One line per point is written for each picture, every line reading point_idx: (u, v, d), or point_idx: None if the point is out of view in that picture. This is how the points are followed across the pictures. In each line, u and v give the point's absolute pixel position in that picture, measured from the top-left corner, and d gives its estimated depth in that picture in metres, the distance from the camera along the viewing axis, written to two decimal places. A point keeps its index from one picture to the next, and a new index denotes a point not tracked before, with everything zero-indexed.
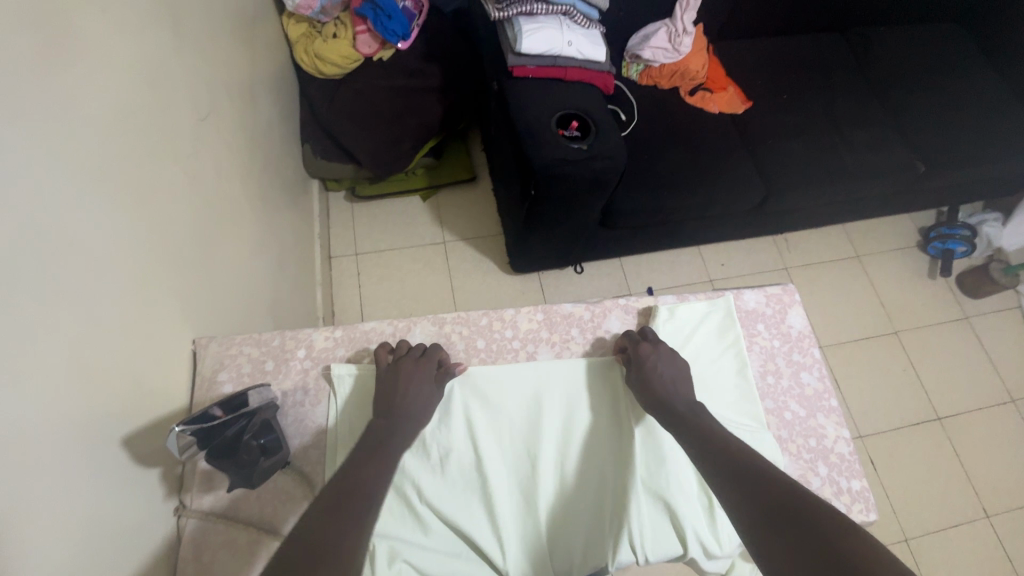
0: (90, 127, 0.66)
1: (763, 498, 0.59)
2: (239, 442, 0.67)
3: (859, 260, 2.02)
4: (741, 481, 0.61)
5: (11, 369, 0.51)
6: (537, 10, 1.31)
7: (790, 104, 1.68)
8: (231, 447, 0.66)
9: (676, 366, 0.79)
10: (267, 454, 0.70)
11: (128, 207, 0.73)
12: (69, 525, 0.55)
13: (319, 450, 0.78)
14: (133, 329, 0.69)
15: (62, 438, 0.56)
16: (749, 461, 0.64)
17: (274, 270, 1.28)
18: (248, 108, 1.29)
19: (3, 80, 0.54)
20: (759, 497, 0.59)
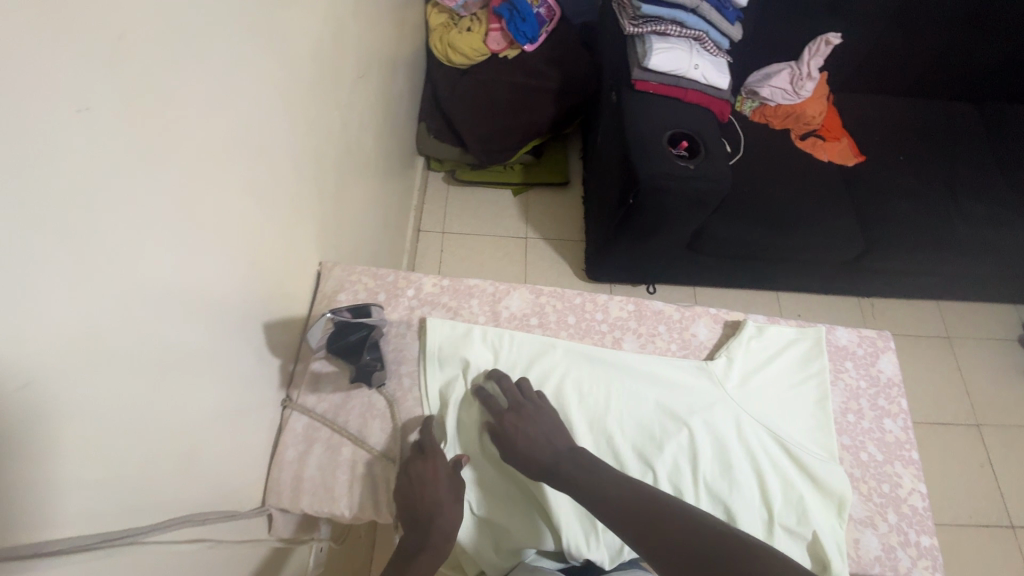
0: (295, 59, 0.78)
1: (635, 515, 0.62)
2: (357, 346, 0.80)
3: (949, 341, 1.91)
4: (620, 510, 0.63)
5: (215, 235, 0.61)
6: (671, 31, 1.37)
7: (906, 166, 1.64)
8: (349, 349, 0.79)
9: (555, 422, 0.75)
10: (373, 364, 0.80)
11: (303, 133, 0.84)
12: (219, 380, 0.65)
13: (410, 380, 0.84)
14: (286, 236, 0.80)
15: (228, 306, 0.66)
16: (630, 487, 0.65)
17: (379, 225, 1.40)
18: (390, 77, 1.43)
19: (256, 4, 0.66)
20: (628, 515, 0.62)
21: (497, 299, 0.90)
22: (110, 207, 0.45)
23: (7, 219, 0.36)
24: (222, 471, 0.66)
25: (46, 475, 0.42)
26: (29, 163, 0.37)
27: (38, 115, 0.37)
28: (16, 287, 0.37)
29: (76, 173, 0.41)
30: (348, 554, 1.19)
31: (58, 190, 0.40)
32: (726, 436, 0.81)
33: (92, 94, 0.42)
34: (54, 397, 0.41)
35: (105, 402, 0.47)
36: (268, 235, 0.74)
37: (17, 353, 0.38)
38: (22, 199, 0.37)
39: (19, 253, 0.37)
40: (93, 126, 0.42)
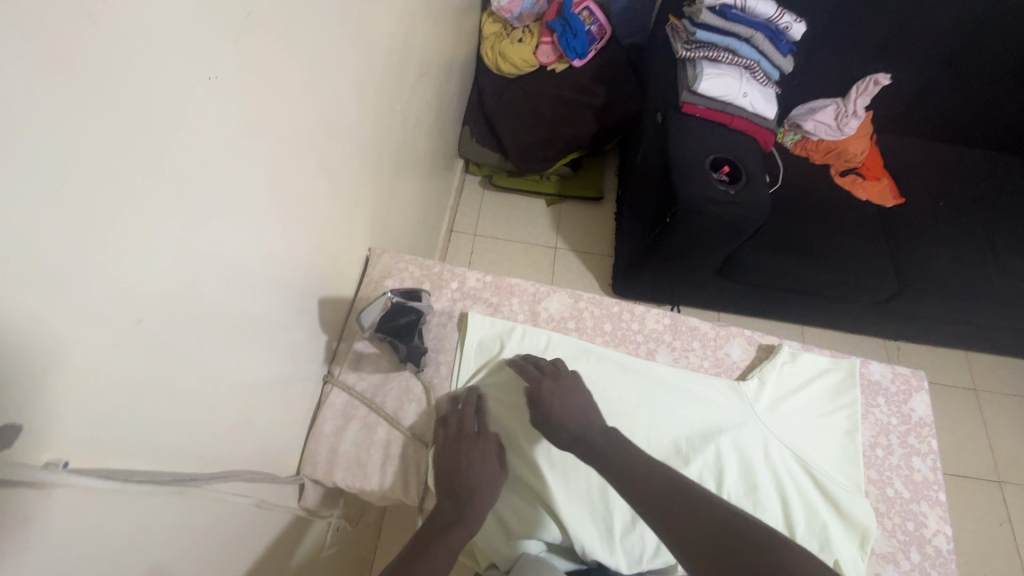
0: (373, 52, 0.82)
1: (656, 496, 0.62)
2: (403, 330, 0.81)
3: (974, 393, 1.88)
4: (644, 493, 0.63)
5: (289, 210, 0.65)
6: (723, 58, 1.40)
7: (946, 211, 1.63)
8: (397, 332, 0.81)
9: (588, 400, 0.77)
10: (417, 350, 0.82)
11: (371, 123, 0.88)
12: (275, 348, 0.68)
13: (447, 369, 0.86)
14: (345, 219, 0.83)
15: (291, 278, 0.69)
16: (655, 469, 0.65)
17: (420, 221, 1.43)
18: (444, 79, 1.47)
19: None
20: (651, 496, 0.62)
21: (537, 300, 0.93)
22: (218, 170, 0.49)
23: (144, 170, 0.40)
24: (269, 434, 0.69)
25: (142, 410, 0.45)
26: (167, 121, 0.41)
27: (177, 77, 0.41)
28: (143, 233, 0.41)
29: (198, 135, 0.45)
30: (357, 538, 1.21)
31: (182, 148, 0.43)
32: (753, 458, 0.81)
33: (220, 64, 0.46)
34: (155, 339, 0.45)
35: (190, 351, 0.50)
36: (332, 216, 0.78)
37: (135, 294, 0.41)
38: (157, 153, 0.41)
39: (151, 202, 0.41)
40: (216, 93, 0.46)
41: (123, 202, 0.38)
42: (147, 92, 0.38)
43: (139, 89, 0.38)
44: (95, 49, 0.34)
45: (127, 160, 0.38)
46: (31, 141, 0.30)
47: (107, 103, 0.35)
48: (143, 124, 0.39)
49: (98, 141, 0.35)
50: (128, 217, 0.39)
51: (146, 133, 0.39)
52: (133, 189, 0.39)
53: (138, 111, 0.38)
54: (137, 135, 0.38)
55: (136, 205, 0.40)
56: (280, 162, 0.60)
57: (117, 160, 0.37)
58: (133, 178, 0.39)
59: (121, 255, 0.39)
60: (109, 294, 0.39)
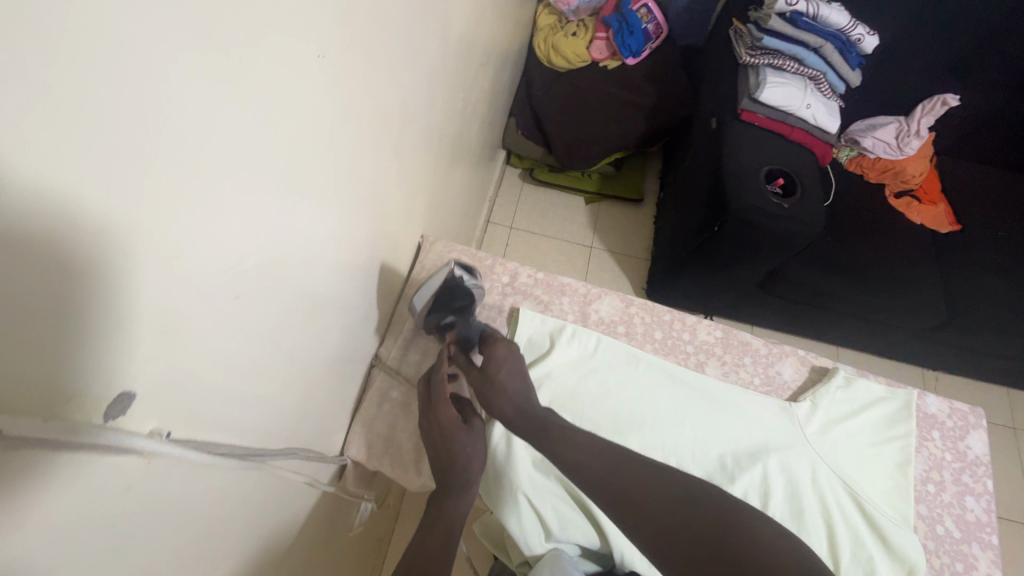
0: (447, 38, 0.81)
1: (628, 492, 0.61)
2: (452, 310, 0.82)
3: (1014, 432, 1.81)
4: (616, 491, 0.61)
5: (362, 193, 0.64)
6: (787, 66, 1.36)
7: (1007, 242, 1.56)
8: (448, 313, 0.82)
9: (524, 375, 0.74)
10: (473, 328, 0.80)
11: (438, 110, 0.87)
12: (335, 329, 0.68)
13: None
14: (406, 205, 0.82)
15: (356, 261, 0.69)
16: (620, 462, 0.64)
17: (464, 211, 1.43)
18: (499, 68, 1.45)
19: None
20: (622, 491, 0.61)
21: (588, 301, 0.92)
22: (311, 149, 0.49)
23: (252, 145, 0.40)
24: (322, 413, 0.70)
25: (225, 383, 0.46)
26: (275, 98, 0.41)
27: (290, 55, 0.41)
28: (245, 207, 0.41)
29: (298, 112, 0.45)
30: (380, 520, 1.22)
31: (284, 126, 0.43)
32: (801, 481, 0.79)
33: (325, 42, 0.45)
34: (245, 314, 0.45)
35: (269, 326, 0.50)
36: (396, 202, 0.78)
37: (232, 268, 0.42)
38: (264, 129, 0.41)
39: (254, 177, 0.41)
40: (319, 72, 0.46)
41: (232, 175, 0.38)
42: (264, 67, 0.38)
43: (260, 64, 0.38)
44: (230, 21, 0.33)
45: (241, 134, 0.38)
46: (166, 111, 0.30)
47: (230, 76, 0.35)
48: (255, 99, 0.38)
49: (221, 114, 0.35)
50: (235, 191, 0.39)
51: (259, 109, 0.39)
52: (242, 163, 0.39)
53: (255, 86, 0.38)
54: (251, 109, 0.38)
55: (242, 180, 0.40)
56: (360, 144, 0.60)
57: (229, 134, 0.37)
58: (243, 151, 0.39)
59: (225, 228, 0.39)
60: (212, 267, 0.39)
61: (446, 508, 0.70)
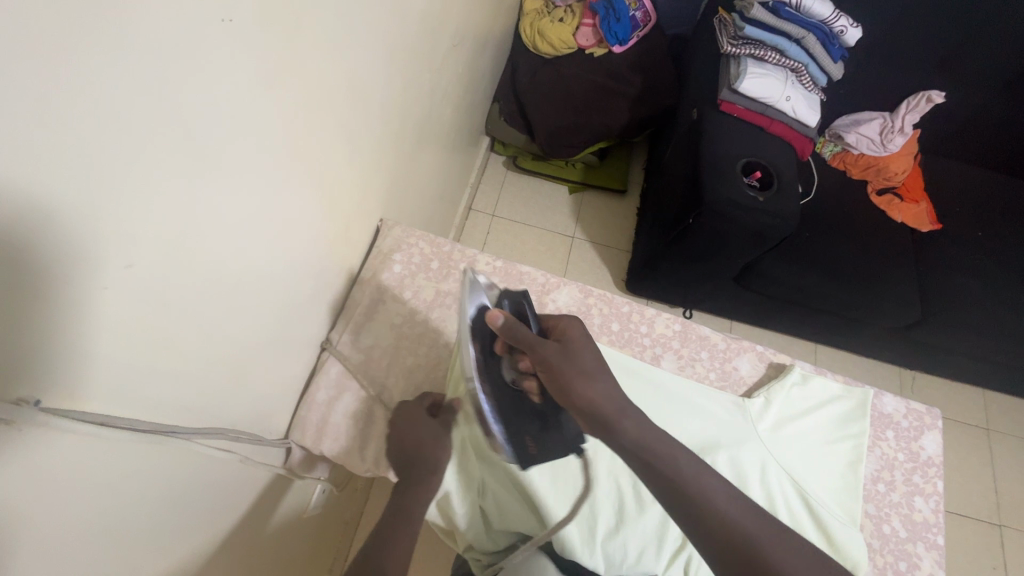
0: (405, 15, 0.78)
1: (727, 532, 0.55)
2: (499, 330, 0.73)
3: (986, 433, 1.82)
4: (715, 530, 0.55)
5: (298, 173, 0.62)
6: (769, 57, 1.33)
7: (985, 242, 1.55)
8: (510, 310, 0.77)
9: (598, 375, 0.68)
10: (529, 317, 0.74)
11: (397, 91, 0.85)
12: (273, 313, 0.66)
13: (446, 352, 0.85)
14: (359, 187, 0.81)
15: (297, 245, 0.67)
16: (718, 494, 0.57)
17: (437, 196, 1.41)
18: (478, 51, 1.42)
19: None
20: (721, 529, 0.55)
21: (546, 290, 0.90)
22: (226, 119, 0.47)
23: (144, 108, 0.38)
24: (262, 393, 0.69)
25: (127, 356, 0.44)
26: (171, 60, 0.39)
27: (189, 15, 0.39)
28: (139, 173, 0.39)
29: (205, 78, 0.43)
30: (343, 504, 1.22)
31: (187, 91, 0.41)
32: (748, 477, 0.79)
33: (236, 7, 0.43)
34: (147, 284, 0.43)
35: (183, 301, 0.49)
36: (346, 181, 0.76)
37: (126, 236, 0.40)
38: (160, 94, 0.39)
39: (150, 141, 0.39)
40: (231, 37, 0.44)
41: (121, 138, 0.36)
42: (155, 31, 0.36)
43: (150, 21, 0.36)
44: None
45: (129, 96, 0.36)
46: (29, 69, 0.29)
47: (112, 38, 0.33)
48: (147, 64, 0.37)
49: (99, 73, 0.33)
50: (125, 154, 0.37)
51: (152, 70, 0.37)
52: (134, 127, 0.37)
53: (145, 45, 0.36)
54: (140, 70, 0.36)
55: (134, 143, 0.38)
56: (293, 122, 0.58)
57: (118, 98, 0.35)
58: (133, 114, 0.37)
59: (114, 193, 0.37)
60: (100, 232, 0.37)
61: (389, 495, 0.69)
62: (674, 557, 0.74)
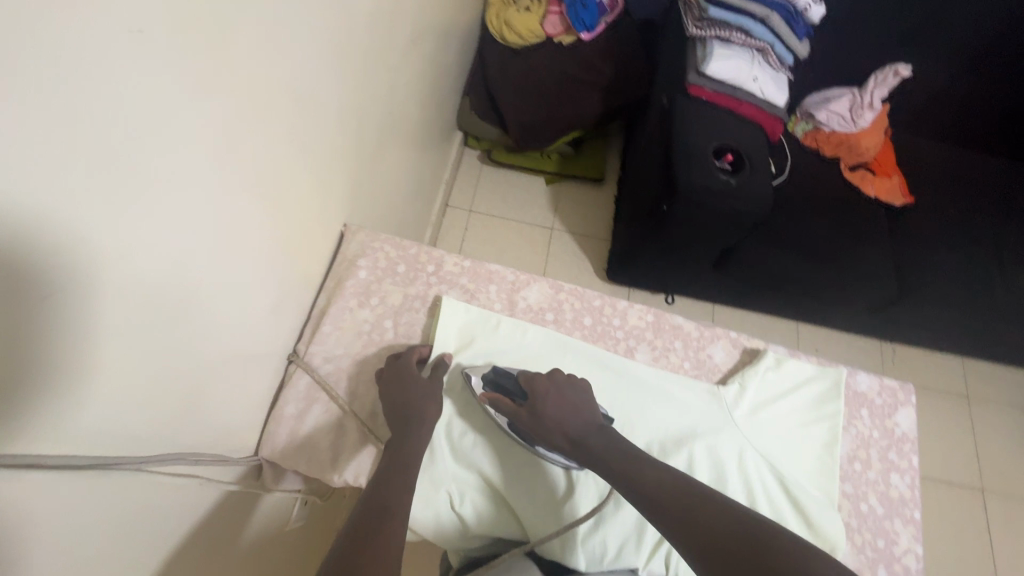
0: (352, 14, 0.76)
1: (676, 509, 0.59)
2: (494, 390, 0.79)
3: (967, 401, 1.85)
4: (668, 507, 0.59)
5: (243, 187, 0.61)
6: (734, 38, 1.31)
7: (957, 213, 1.56)
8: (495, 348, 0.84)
9: (581, 403, 0.74)
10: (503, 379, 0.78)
11: (351, 92, 0.82)
12: (229, 331, 0.65)
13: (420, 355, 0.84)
14: (316, 195, 0.79)
15: (249, 260, 0.66)
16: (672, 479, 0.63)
17: (409, 195, 1.39)
18: (441, 46, 1.40)
19: None
20: (672, 508, 0.59)
21: (516, 288, 0.89)
22: (148, 135, 0.45)
23: (45, 132, 0.36)
24: (223, 411, 0.67)
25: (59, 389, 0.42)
26: (72, 81, 0.37)
27: (87, 26, 0.37)
28: (46, 196, 0.37)
29: (118, 97, 0.41)
30: (331, 512, 1.22)
31: (96, 109, 0.39)
32: (725, 464, 0.79)
33: (148, 22, 0.42)
34: (72, 312, 0.41)
35: (118, 326, 0.47)
36: (300, 190, 0.74)
37: (38, 263, 0.38)
38: (61, 111, 0.37)
39: (55, 162, 0.37)
40: (142, 47, 0.42)
41: (16, 160, 0.34)
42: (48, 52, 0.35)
43: (38, 35, 0.34)
44: None
45: (20, 116, 0.34)
46: None
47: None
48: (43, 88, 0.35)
49: None
50: (24, 177, 0.35)
51: (48, 90, 0.35)
52: (32, 148, 0.35)
53: (34, 60, 0.34)
54: (31, 87, 0.34)
55: (35, 165, 0.36)
56: (232, 136, 0.56)
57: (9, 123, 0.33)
58: (27, 134, 0.35)
59: (17, 219, 0.35)
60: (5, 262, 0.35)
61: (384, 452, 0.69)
62: (652, 552, 0.74)
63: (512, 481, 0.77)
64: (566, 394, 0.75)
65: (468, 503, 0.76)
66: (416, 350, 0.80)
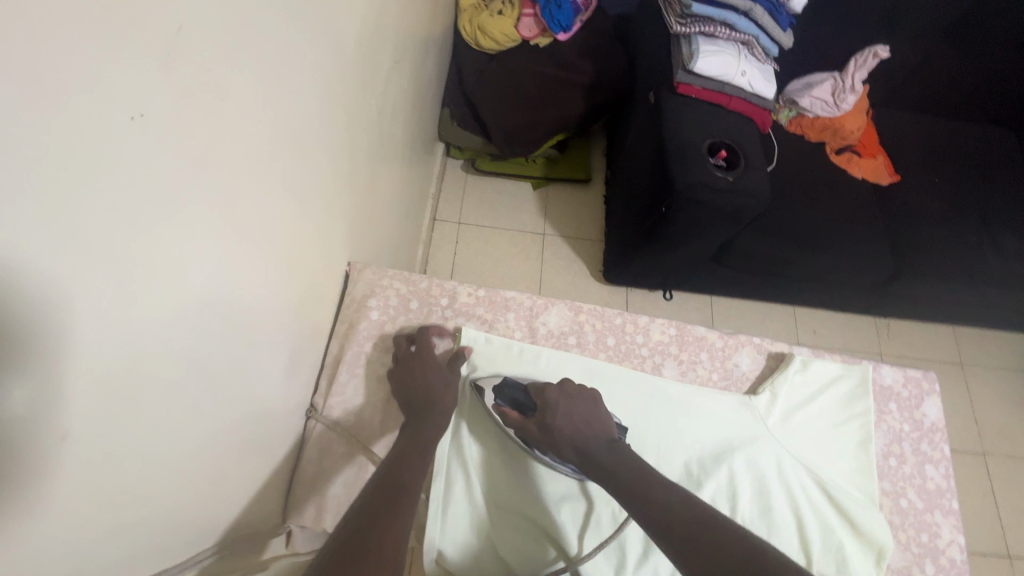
0: (343, 47, 0.72)
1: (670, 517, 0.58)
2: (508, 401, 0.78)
3: (961, 367, 1.89)
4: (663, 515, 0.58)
5: (250, 253, 0.57)
6: (719, 33, 1.31)
7: (942, 188, 1.59)
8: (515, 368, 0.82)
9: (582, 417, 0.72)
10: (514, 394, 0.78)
11: (346, 128, 0.78)
12: (243, 403, 0.61)
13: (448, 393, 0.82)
14: (320, 240, 0.75)
15: (260, 326, 0.62)
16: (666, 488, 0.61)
17: (401, 217, 1.34)
18: (420, 60, 1.35)
19: None
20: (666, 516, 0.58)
21: (534, 314, 0.87)
22: (152, 221, 0.41)
23: (47, 250, 0.32)
24: (240, 483, 0.63)
25: (68, 507, 0.38)
26: (74, 187, 0.33)
27: (78, 115, 0.33)
28: (51, 319, 0.34)
29: (121, 192, 0.37)
30: None
31: (101, 211, 0.36)
32: (765, 474, 0.78)
33: (147, 104, 0.38)
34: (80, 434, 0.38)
35: (129, 424, 0.43)
36: (305, 240, 0.70)
37: (43, 387, 0.34)
38: (54, 214, 0.32)
39: (49, 271, 0.33)
40: (144, 134, 0.38)
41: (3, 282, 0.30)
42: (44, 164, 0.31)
43: (22, 137, 0.29)
44: None
45: (24, 239, 0.31)
46: None
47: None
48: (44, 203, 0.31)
49: None
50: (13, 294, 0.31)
51: (48, 206, 0.32)
52: (30, 268, 0.32)
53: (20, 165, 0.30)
54: (20, 196, 0.30)
55: (26, 280, 0.31)
56: (238, 203, 0.53)
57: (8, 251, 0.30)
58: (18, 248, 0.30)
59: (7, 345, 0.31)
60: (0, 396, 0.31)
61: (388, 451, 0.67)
62: None
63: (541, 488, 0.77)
64: (577, 408, 0.73)
65: (499, 531, 0.74)
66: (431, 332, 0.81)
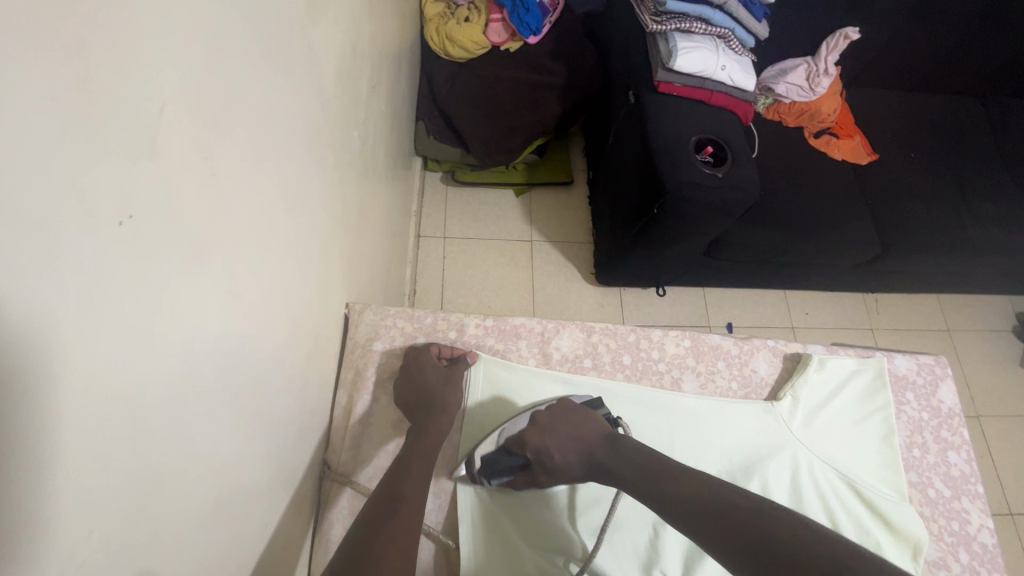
0: (323, 85, 0.68)
1: (690, 502, 0.61)
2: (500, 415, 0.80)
3: (949, 333, 1.93)
4: (689, 504, 0.61)
5: (252, 324, 0.53)
6: (695, 29, 1.29)
7: (918, 163, 1.61)
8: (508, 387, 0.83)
9: (580, 418, 0.75)
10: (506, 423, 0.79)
11: (332, 167, 0.74)
12: (259, 478, 0.58)
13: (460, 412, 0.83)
14: (317, 290, 0.71)
15: (269, 395, 0.59)
16: (688, 479, 0.64)
17: (388, 243, 1.30)
18: (393, 78, 1.30)
19: (287, 37, 0.56)
20: (687, 504, 0.61)
21: (547, 339, 0.87)
22: (155, 322, 0.38)
23: (46, 387, 0.29)
24: (262, 564, 0.60)
25: None
26: (67, 309, 0.30)
27: (61, 235, 0.29)
28: (62, 459, 0.31)
29: (118, 301, 0.34)
30: None
31: (98, 328, 0.32)
32: (795, 482, 0.77)
33: (136, 199, 0.35)
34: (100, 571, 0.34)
35: (151, 543, 0.40)
36: (303, 293, 0.66)
37: (57, 532, 0.31)
38: (46, 347, 0.29)
39: (49, 415, 0.29)
40: (137, 232, 0.35)
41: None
42: (33, 294, 0.28)
43: (5, 276, 0.26)
44: None
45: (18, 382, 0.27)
46: None
47: None
48: (39, 335, 0.28)
49: None
50: (11, 450, 0.27)
51: (43, 338, 0.29)
52: (30, 411, 0.28)
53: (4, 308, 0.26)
54: (1, 343, 0.26)
55: (24, 428, 0.28)
56: (237, 277, 0.49)
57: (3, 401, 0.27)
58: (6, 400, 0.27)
59: (5, 509, 0.27)
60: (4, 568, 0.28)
61: (400, 491, 0.64)
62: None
63: (548, 495, 0.79)
64: (568, 423, 0.75)
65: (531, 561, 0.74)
66: (442, 346, 0.84)
